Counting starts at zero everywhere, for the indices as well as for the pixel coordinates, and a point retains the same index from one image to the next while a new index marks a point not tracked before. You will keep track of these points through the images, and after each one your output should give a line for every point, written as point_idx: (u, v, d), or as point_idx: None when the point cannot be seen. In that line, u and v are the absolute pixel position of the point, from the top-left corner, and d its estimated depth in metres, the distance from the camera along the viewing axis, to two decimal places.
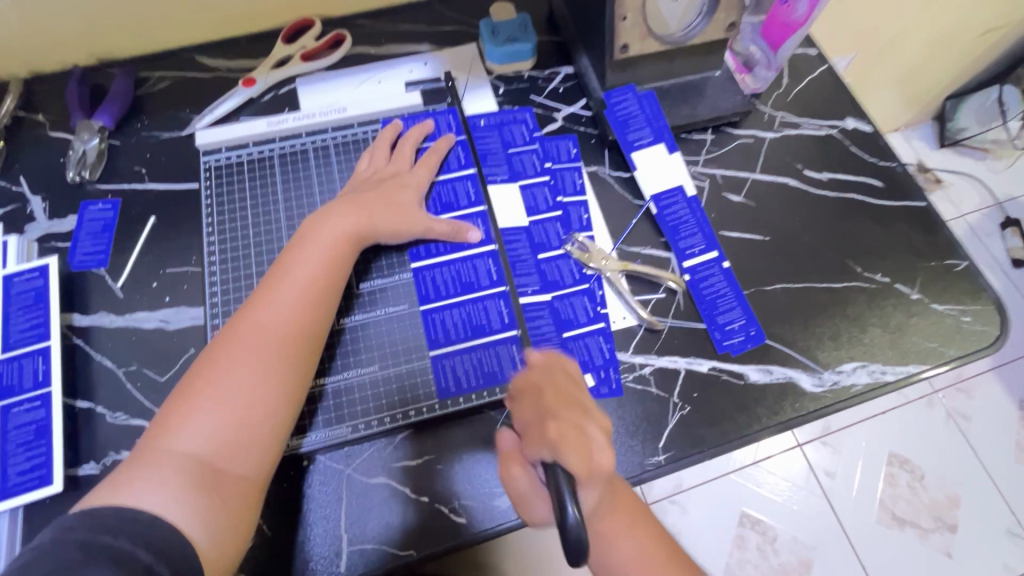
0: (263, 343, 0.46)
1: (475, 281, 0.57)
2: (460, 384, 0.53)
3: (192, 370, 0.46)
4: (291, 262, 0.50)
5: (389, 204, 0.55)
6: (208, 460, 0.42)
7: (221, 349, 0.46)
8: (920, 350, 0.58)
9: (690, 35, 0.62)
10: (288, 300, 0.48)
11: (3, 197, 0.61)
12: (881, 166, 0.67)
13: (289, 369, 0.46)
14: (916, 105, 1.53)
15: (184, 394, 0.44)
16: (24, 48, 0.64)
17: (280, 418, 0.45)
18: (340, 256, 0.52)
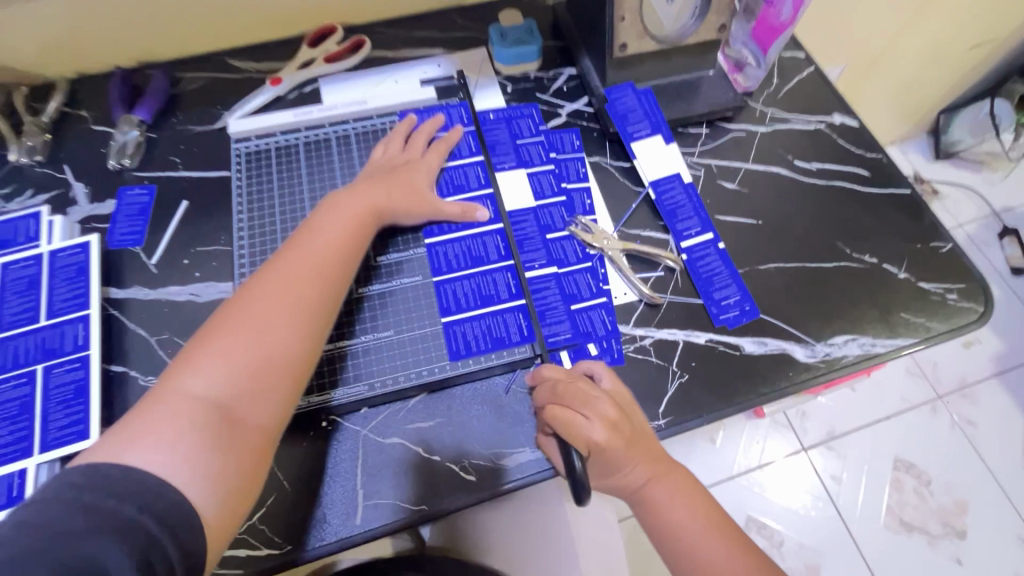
0: (284, 302, 0.48)
1: (483, 255, 0.60)
2: (470, 347, 0.56)
3: (213, 322, 0.48)
4: (313, 234, 0.53)
5: (403, 187, 0.59)
6: (225, 407, 0.44)
7: (242, 308, 0.48)
8: (908, 325, 0.61)
9: (684, 36, 0.67)
10: (309, 265, 0.51)
11: (48, 183, 0.66)
12: (867, 157, 0.71)
13: (308, 329, 0.49)
14: (911, 118, 1.58)
15: (204, 344, 0.46)
16: (74, 50, 0.70)
17: (297, 374, 0.48)
18: (358, 233, 0.55)
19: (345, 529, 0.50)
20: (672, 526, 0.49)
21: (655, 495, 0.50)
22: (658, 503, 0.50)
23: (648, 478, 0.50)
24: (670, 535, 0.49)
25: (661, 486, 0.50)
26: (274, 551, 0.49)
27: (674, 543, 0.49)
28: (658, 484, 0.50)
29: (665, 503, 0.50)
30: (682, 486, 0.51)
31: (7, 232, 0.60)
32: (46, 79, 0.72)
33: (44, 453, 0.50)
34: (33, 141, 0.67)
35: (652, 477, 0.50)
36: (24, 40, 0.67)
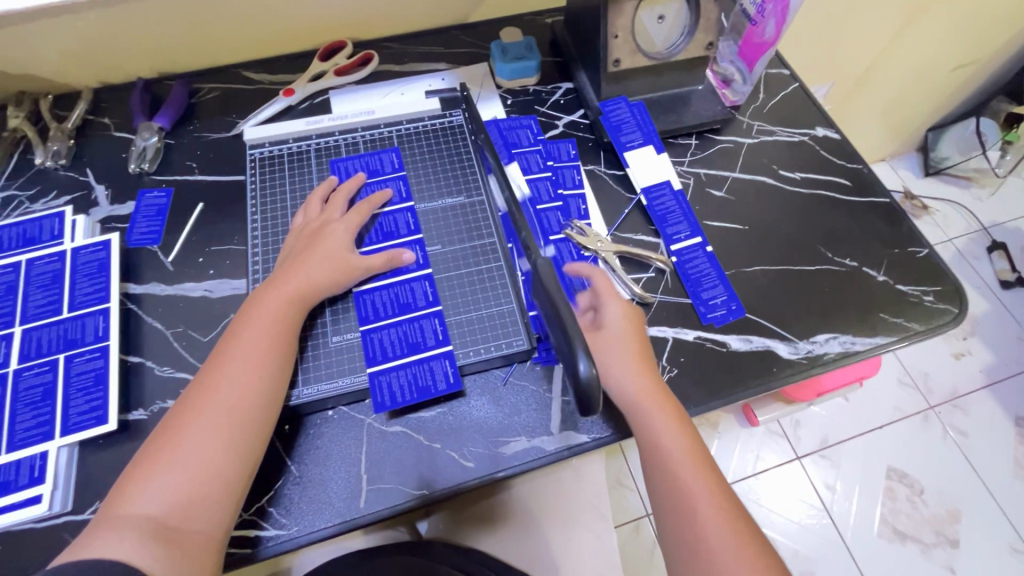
0: (213, 411, 0.48)
1: (414, 302, 0.60)
2: (395, 399, 0.55)
3: (153, 435, 0.48)
4: (242, 326, 0.53)
5: (326, 256, 0.58)
6: (165, 521, 0.44)
7: (180, 415, 0.48)
8: (887, 324, 0.64)
9: (674, 52, 0.71)
10: (233, 369, 0.50)
11: (71, 185, 0.69)
12: (848, 167, 0.75)
13: (243, 432, 0.48)
14: (899, 135, 1.62)
15: (145, 459, 0.46)
16: (100, 62, 0.74)
17: (236, 474, 0.47)
18: (289, 314, 0.54)
19: (349, 511, 0.52)
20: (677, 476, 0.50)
21: (668, 444, 0.51)
22: (667, 454, 0.51)
23: (666, 427, 0.52)
24: (658, 456, 0.51)
25: (676, 438, 0.51)
26: (281, 532, 0.51)
27: (659, 466, 0.51)
28: (675, 434, 0.52)
29: (676, 453, 0.51)
30: (693, 447, 0.52)
31: (32, 230, 0.63)
32: (72, 88, 0.76)
33: (66, 436, 0.53)
34: (59, 145, 0.71)
35: (670, 425, 0.52)
36: (53, 52, 0.71)
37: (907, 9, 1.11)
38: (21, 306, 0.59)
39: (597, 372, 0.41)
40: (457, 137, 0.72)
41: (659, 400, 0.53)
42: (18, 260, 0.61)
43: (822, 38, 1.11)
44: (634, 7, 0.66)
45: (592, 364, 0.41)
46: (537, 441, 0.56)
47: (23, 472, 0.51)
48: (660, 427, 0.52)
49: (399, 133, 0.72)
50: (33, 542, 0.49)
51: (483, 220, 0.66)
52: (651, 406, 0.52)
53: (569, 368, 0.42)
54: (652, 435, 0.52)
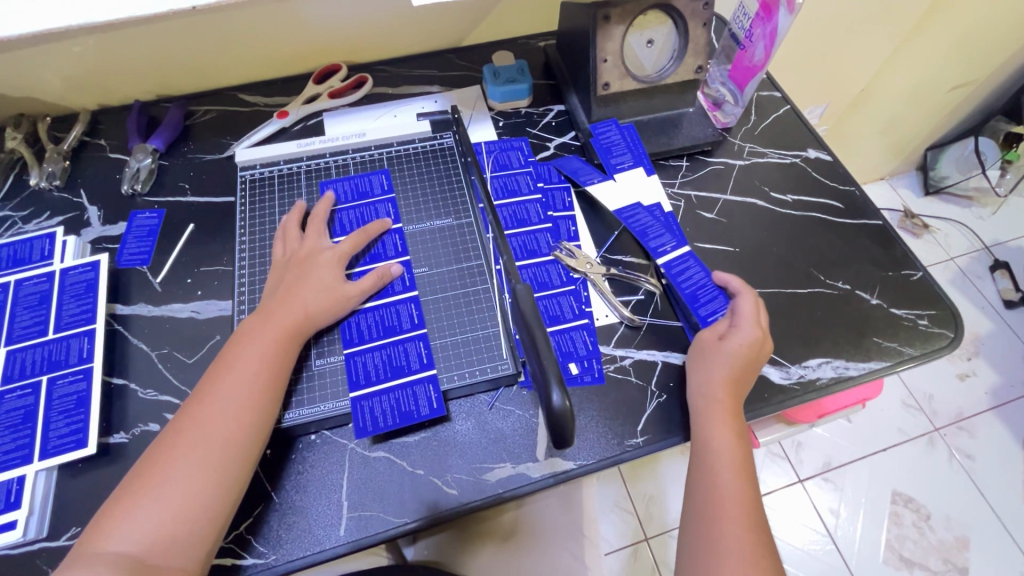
0: (196, 446, 0.47)
1: (400, 326, 0.59)
2: (377, 424, 0.54)
3: (133, 469, 0.47)
4: (231, 358, 0.52)
5: (324, 289, 0.58)
6: (141, 557, 0.43)
7: (161, 452, 0.47)
8: (881, 348, 0.63)
9: (663, 76, 0.72)
10: (226, 403, 0.49)
11: (64, 206, 0.70)
12: (840, 189, 0.75)
13: (228, 465, 0.48)
14: (898, 154, 1.62)
15: (124, 496, 0.45)
16: (97, 86, 0.76)
17: (219, 506, 0.46)
18: (281, 347, 0.54)
19: (329, 540, 0.51)
20: (717, 505, 0.51)
21: (721, 477, 0.52)
22: (721, 469, 0.52)
23: (729, 459, 0.53)
24: (708, 458, 0.53)
25: (734, 472, 0.52)
26: (260, 562, 0.50)
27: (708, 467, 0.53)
28: (728, 448, 0.53)
29: (730, 487, 0.52)
30: (741, 471, 0.53)
31: (22, 251, 0.64)
32: (70, 111, 0.77)
33: (44, 460, 0.52)
34: (53, 166, 0.71)
35: (731, 458, 0.53)
36: (51, 76, 0.72)
37: (902, 31, 1.11)
38: (7, 327, 0.59)
39: (571, 403, 0.40)
40: (448, 159, 0.73)
41: (727, 419, 0.54)
42: (7, 281, 0.61)
43: (816, 58, 1.12)
44: (623, 32, 0.67)
45: (566, 395, 0.40)
46: (523, 467, 0.54)
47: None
48: (722, 460, 0.53)
49: (390, 154, 0.73)
50: (6, 570, 0.49)
51: (471, 242, 0.66)
52: (718, 434, 0.54)
53: (544, 397, 0.40)
54: (703, 444, 0.54)
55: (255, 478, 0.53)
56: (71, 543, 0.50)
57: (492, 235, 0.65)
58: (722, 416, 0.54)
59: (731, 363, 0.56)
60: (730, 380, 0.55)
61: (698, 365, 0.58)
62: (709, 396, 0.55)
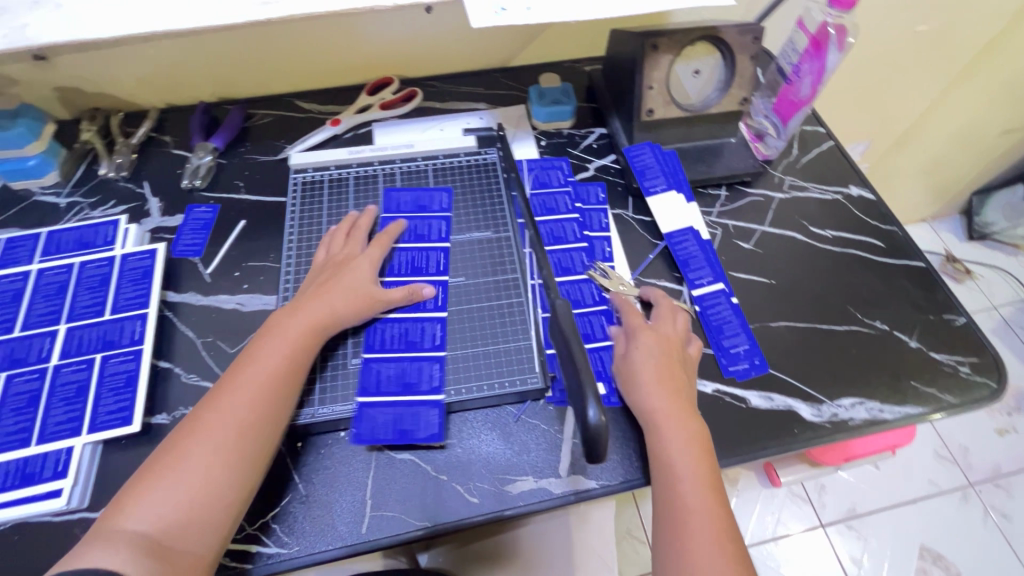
0: (217, 433, 0.49)
1: (430, 341, 0.60)
2: (375, 434, 0.55)
3: (155, 453, 0.49)
4: (256, 352, 0.54)
5: (349, 292, 0.59)
6: (157, 538, 0.44)
7: (184, 437, 0.49)
8: (918, 392, 0.62)
9: (707, 105, 0.73)
10: (248, 392, 0.51)
11: (128, 195, 0.74)
12: (882, 228, 0.74)
13: (247, 454, 0.49)
14: (942, 197, 1.58)
15: (146, 475, 0.47)
16: (167, 86, 0.81)
17: (235, 496, 0.48)
18: (302, 344, 0.56)
19: (351, 536, 0.52)
20: (681, 517, 0.49)
21: (683, 491, 0.50)
22: (683, 482, 0.50)
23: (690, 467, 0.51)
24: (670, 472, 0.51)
25: (695, 481, 0.50)
26: (282, 551, 0.51)
27: (669, 481, 0.51)
28: (687, 462, 0.51)
29: (693, 496, 0.50)
30: (709, 481, 0.51)
31: (88, 235, 0.68)
32: (140, 108, 0.83)
33: (91, 434, 0.55)
34: (122, 158, 0.76)
35: (692, 468, 0.51)
36: (127, 75, 0.78)
37: (951, 73, 1.10)
38: (68, 306, 0.62)
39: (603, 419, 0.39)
40: (490, 174, 0.75)
41: (681, 430, 0.53)
42: (72, 262, 0.66)
43: (862, 96, 1.11)
44: (670, 61, 0.69)
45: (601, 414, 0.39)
46: (545, 482, 0.55)
47: (48, 465, 0.53)
48: (682, 470, 0.51)
49: (435, 166, 0.75)
50: (48, 536, 0.51)
51: (507, 256, 0.67)
52: (677, 450, 0.52)
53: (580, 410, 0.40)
54: (663, 459, 0.52)
55: (288, 470, 0.55)
56: None
57: (529, 250, 0.67)
58: (672, 429, 0.53)
59: (653, 366, 0.56)
60: (658, 381, 0.55)
61: (635, 379, 0.56)
62: (652, 407, 0.54)
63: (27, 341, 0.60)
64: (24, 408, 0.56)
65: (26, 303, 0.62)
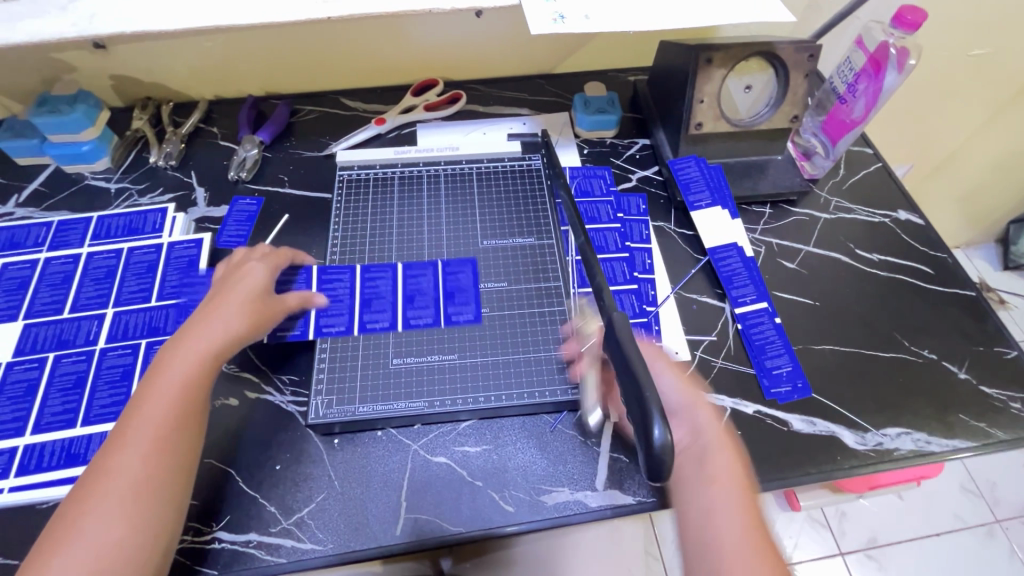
0: (116, 488, 0.44)
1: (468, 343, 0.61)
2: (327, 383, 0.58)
3: (54, 519, 0.43)
4: (143, 393, 0.48)
5: (244, 307, 0.55)
6: None
7: (83, 498, 0.44)
8: (967, 426, 0.60)
9: (757, 122, 0.72)
10: (141, 439, 0.46)
11: (175, 184, 0.75)
12: (931, 254, 0.72)
13: (151, 512, 0.44)
14: (979, 224, 1.55)
15: (49, 545, 0.42)
16: (218, 79, 0.82)
17: (149, 552, 0.43)
18: (197, 377, 0.50)
19: (385, 536, 0.52)
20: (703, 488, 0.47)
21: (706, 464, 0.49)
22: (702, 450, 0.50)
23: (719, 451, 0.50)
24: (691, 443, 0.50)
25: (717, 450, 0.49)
26: (317, 547, 0.51)
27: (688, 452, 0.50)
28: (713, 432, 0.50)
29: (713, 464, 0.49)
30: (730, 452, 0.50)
31: (137, 222, 0.69)
32: (190, 98, 0.84)
33: None
34: (171, 147, 0.77)
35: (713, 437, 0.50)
36: (180, 66, 0.79)
37: (1001, 99, 1.07)
38: (115, 291, 0.63)
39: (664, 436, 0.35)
40: (532, 180, 0.75)
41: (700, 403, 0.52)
42: (121, 248, 0.67)
43: (907, 118, 1.09)
44: (723, 76, 0.68)
45: (666, 430, 0.35)
46: (580, 495, 0.54)
47: (93, 447, 0.53)
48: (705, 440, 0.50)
49: (479, 170, 0.75)
50: None
51: (550, 263, 0.67)
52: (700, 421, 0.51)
53: (640, 430, 0.36)
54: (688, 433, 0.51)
55: (323, 465, 0.55)
56: None
57: (574, 258, 0.66)
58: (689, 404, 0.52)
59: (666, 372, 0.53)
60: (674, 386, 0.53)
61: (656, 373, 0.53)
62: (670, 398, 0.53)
63: (76, 323, 0.61)
64: (70, 390, 0.57)
65: (75, 286, 0.63)
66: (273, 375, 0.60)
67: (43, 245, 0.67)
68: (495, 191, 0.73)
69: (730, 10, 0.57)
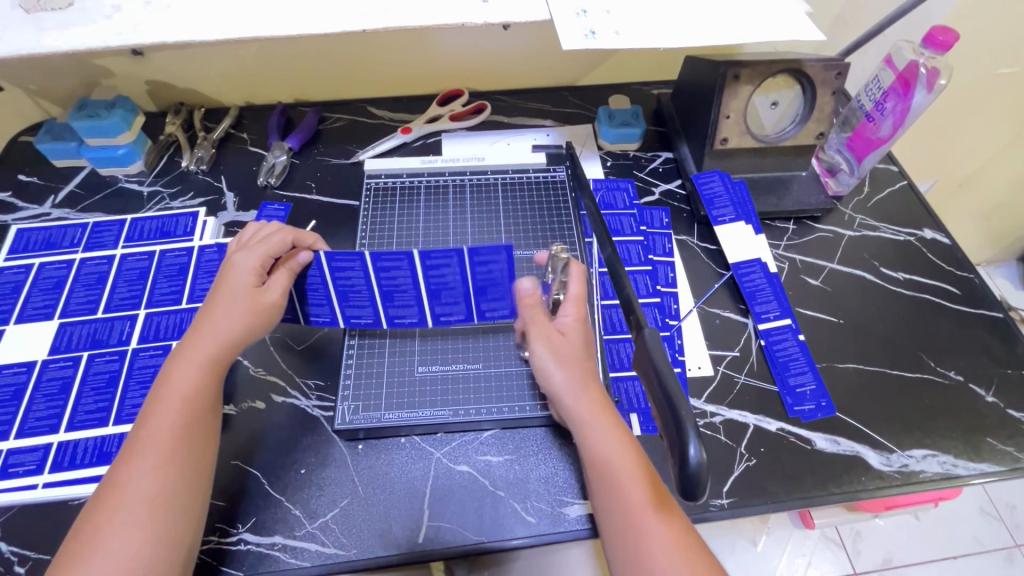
0: (131, 500, 0.44)
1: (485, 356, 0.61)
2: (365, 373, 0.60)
3: (73, 532, 0.44)
4: (152, 404, 0.49)
5: (238, 306, 0.53)
6: None
7: (103, 510, 0.44)
8: (994, 450, 0.59)
9: (783, 138, 0.73)
10: (151, 450, 0.46)
11: (206, 188, 0.77)
12: (957, 274, 0.72)
13: (168, 522, 0.45)
14: (1000, 242, 1.53)
15: (72, 558, 0.42)
16: (249, 86, 0.84)
17: (170, 561, 0.44)
18: (201, 385, 0.50)
19: (407, 544, 0.52)
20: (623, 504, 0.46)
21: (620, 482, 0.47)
22: (610, 456, 0.48)
23: (618, 454, 0.48)
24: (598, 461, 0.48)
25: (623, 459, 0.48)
26: (340, 552, 0.52)
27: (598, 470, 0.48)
28: (615, 447, 0.48)
29: (623, 473, 0.47)
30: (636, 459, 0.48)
31: (169, 225, 0.71)
32: (221, 104, 0.86)
33: None
34: (203, 152, 0.79)
35: (618, 450, 0.48)
36: (214, 73, 0.81)
37: None
38: (147, 292, 0.65)
39: (698, 457, 0.35)
40: (556, 192, 0.75)
41: (598, 414, 0.50)
42: (154, 250, 0.68)
43: (931, 135, 1.08)
44: (750, 92, 0.68)
45: (702, 447, 0.35)
46: None
47: (124, 446, 0.55)
48: (607, 452, 0.48)
49: (504, 180, 0.76)
50: None
51: None
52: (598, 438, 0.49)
53: (676, 448, 0.36)
54: (594, 455, 0.49)
55: (347, 470, 0.56)
56: None
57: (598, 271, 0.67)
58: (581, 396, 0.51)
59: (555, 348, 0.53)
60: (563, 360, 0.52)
61: (548, 375, 0.52)
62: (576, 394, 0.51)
63: (109, 323, 0.62)
64: (103, 388, 0.58)
65: (109, 287, 0.65)
66: (299, 380, 0.61)
67: (79, 246, 0.69)
68: (520, 202, 0.74)
69: (761, 28, 0.57)
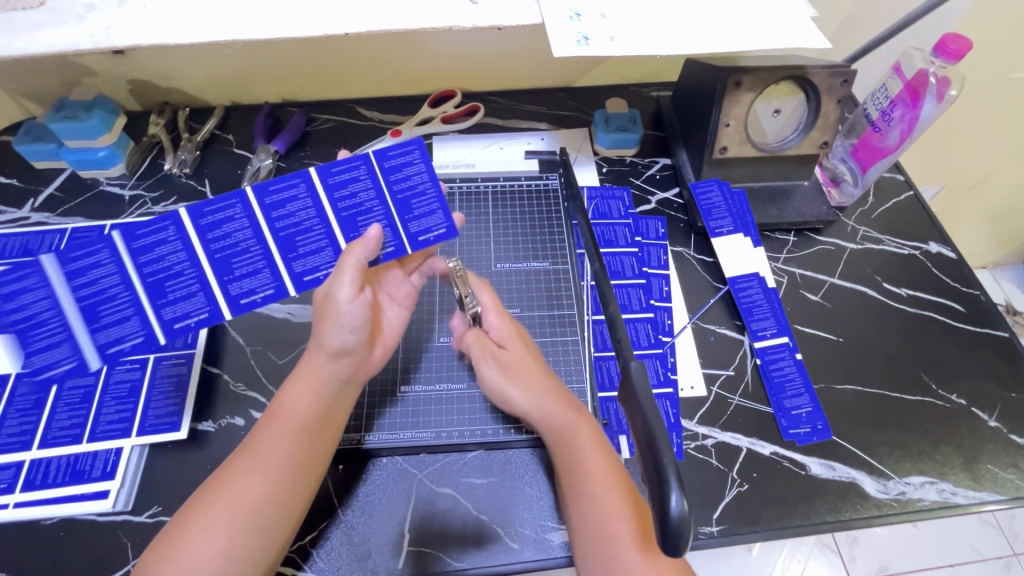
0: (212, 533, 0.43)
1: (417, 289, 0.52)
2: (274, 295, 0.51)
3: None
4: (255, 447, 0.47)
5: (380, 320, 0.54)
6: None
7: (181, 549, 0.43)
8: (996, 478, 0.57)
9: (785, 147, 0.70)
10: (240, 487, 0.45)
11: (188, 193, 0.75)
12: (962, 291, 0.69)
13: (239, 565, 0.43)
14: (1008, 246, 1.49)
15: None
16: (235, 85, 0.81)
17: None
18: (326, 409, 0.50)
19: (386, 569, 0.51)
20: (595, 505, 0.48)
21: (593, 478, 0.49)
22: (584, 457, 0.50)
23: (591, 447, 0.50)
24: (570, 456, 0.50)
25: (594, 454, 0.50)
26: None
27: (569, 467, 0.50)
28: (588, 447, 0.50)
29: (593, 468, 0.49)
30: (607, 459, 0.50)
31: None
32: (206, 103, 0.83)
33: (141, 437, 0.55)
34: (186, 154, 0.76)
35: (589, 448, 0.50)
36: (198, 72, 0.78)
37: None
38: None
39: (678, 510, 0.33)
40: (548, 200, 0.73)
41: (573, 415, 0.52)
42: None
43: (940, 140, 1.05)
44: (752, 99, 0.65)
45: (685, 499, 0.33)
46: None
47: (98, 465, 0.53)
48: (579, 448, 0.50)
49: (495, 187, 0.74)
50: (92, 535, 0.51)
51: (565, 289, 0.66)
52: (575, 436, 0.51)
53: (656, 499, 0.34)
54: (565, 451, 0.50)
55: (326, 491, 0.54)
56: (151, 521, 0.52)
57: (588, 284, 0.65)
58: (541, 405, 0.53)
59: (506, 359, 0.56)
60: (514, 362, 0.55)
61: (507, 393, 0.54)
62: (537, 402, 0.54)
63: None
64: (78, 404, 0.56)
65: None
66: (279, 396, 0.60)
67: None
68: (510, 211, 0.72)
69: (765, 35, 0.54)
